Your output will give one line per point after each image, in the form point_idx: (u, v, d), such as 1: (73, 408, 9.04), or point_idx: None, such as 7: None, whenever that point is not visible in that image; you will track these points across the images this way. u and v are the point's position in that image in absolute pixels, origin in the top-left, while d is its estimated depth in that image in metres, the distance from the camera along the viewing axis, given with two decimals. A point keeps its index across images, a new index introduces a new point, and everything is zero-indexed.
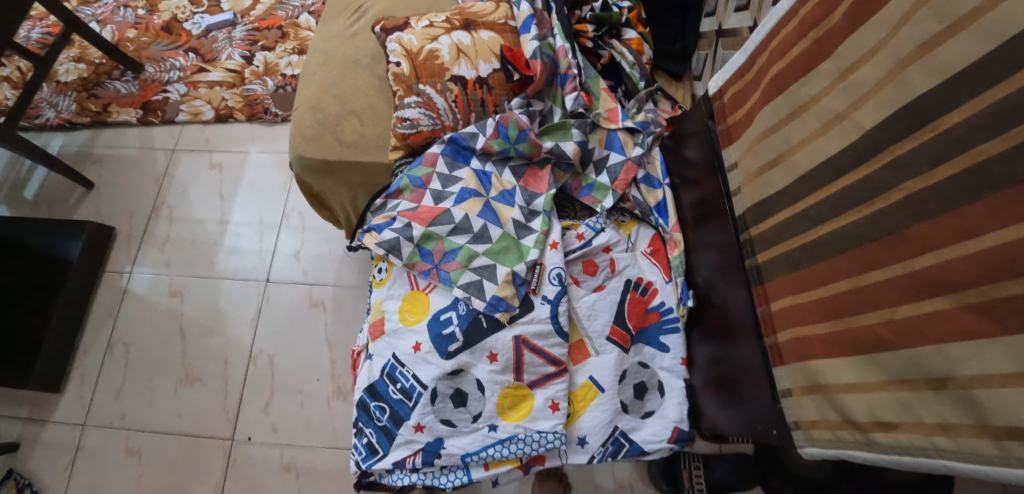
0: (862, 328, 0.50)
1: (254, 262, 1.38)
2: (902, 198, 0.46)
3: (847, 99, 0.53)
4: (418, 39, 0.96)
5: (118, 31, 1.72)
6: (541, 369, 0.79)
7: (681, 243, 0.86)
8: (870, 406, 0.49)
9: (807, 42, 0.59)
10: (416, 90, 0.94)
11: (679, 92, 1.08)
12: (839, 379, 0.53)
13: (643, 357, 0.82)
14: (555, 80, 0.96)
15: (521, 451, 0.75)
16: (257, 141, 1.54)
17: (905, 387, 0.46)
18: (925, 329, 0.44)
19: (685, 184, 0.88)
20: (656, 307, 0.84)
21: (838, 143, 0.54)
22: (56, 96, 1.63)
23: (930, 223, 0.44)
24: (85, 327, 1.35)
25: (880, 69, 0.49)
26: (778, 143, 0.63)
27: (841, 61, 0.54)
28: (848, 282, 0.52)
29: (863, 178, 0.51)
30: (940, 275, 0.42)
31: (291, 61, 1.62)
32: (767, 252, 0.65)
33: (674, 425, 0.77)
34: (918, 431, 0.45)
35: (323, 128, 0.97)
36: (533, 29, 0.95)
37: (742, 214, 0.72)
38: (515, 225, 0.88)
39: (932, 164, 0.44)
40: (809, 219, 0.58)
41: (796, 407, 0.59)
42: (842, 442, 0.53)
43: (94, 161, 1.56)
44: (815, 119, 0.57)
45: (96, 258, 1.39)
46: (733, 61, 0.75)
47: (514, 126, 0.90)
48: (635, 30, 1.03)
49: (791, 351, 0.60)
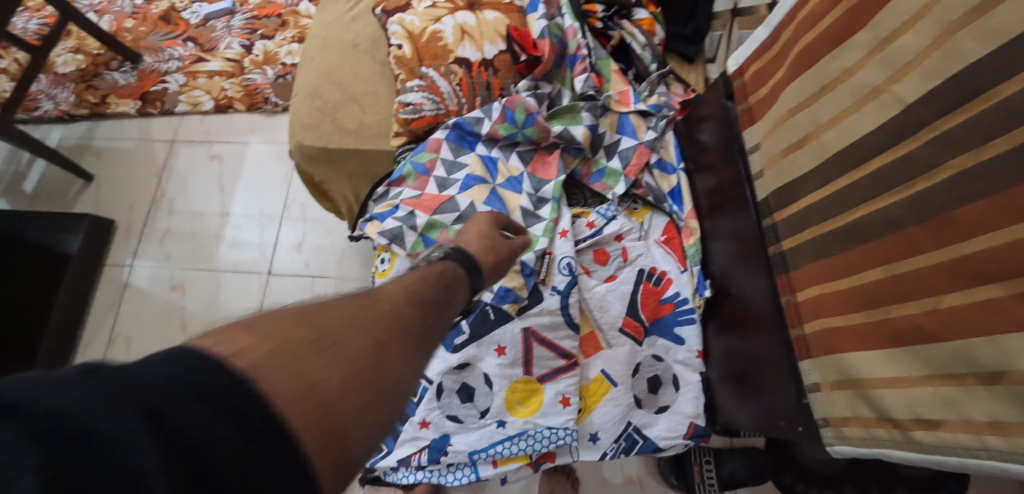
0: (902, 318, 0.46)
1: (255, 254, 1.35)
2: (950, 176, 0.42)
3: (885, 71, 0.49)
4: (421, 20, 0.92)
5: (115, 20, 1.68)
6: (551, 362, 0.76)
7: (697, 231, 0.83)
8: (909, 403, 0.46)
9: (839, 12, 0.55)
10: (419, 73, 0.90)
11: (692, 75, 1.02)
12: (875, 374, 0.49)
13: (657, 351, 0.79)
14: (564, 62, 0.92)
15: (531, 448, 0.72)
16: (257, 131, 1.51)
17: (952, 382, 0.42)
18: (975, 320, 0.40)
19: (699, 170, 0.85)
20: (671, 297, 0.80)
21: (874, 120, 0.50)
22: (54, 88, 1.59)
23: (983, 204, 0.40)
24: (86, 321, 1.33)
25: (925, 37, 0.45)
26: (806, 122, 0.59)
27: (878, 31, 0.50)
28: (885, 269, 0.48)
29: (903, 155, 0.47)
30: (995, 261, 0.39)
31: (291, 50, 1.58)
32: (793, 238, 0.61)
33: (688, 420, 0.75)
34: (965, 429, 0.42)
35: (323, 115, 0.93)
36: (540, 8, 0.92)
37: (764, 199, 0.68)
38: (523, 213, 0.85)
39: (984, 139, 0.40)
40: (841, 202, 0.54)
41: (825, 403, 0.56)
42: (878, 441, 0.50)
43: (92, 153, 1.53)
44: (849, 94, 0.53)
45: (96, 251, 1.37)
46: (755, 36, 0.71)
47: (520, 110, 0.86)
48: (646, 10, 1.00)
49: (819, 344, 0.56)
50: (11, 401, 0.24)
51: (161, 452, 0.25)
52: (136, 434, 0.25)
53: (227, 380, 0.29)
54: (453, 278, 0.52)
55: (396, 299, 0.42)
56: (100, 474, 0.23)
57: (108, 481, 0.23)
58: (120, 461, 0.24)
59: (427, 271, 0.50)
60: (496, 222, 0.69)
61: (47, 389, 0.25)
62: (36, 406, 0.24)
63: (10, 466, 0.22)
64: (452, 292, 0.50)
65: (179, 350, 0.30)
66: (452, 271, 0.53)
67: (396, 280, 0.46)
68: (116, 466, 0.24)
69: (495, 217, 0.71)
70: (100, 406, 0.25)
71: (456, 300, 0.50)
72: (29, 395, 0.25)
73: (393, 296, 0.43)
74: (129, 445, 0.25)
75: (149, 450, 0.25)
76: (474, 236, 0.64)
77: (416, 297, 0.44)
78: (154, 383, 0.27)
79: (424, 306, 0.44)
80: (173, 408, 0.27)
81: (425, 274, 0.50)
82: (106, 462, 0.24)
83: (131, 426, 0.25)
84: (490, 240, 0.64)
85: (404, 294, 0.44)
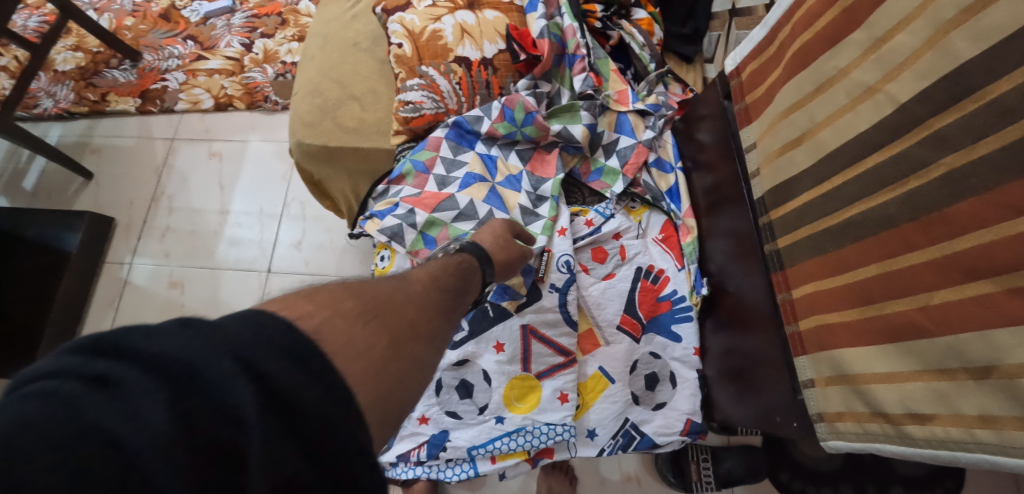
0: (896, 315, 0.47)
1: (255, 252, 1.36)
2: (943, 174, 0.43)
3: (879, 71, 0.50)
4: (421, 19, 0.92)
5: (115, 18, 1.68)
6: (549, 359, 0.76)
7: (695, 229, 0.84)
8: (902, 397, 0.47)
9: (834, 12, 0.55)
10: (419, 72, 0.90)
11: (691, 76, 1.03)
12: (868, 369, 0.50)
13: (654, 348, 0.80)
14: (563, 61, 0.92)
15: (529, 444, 0.72)
16: (257, 130, 1.51)
17: (943, 377, 0.43)
18: (966, 316, 0.41)
19: (697, 169, 0.85)
20: (668, 295, 0.82)
21: (869, 119, 0.51)
22: (54, 86, 1.60)
23: (974, 201, 0.41)
24: (86, 317, 1.33)
25: (919, 37, 0.45)
26: (802, 121, 0.60)
27: (873, 30, 0.51)
28: (879, 266, 0.49)
29: (898, 153, 0.48)
30: (987, 257, 0.39)
31: (292, 48, 1.59)
32: (788, 236, 0.62)
33: (686, 417, 0.76)
34: (957, 424, 0.42)
35: (323, 113, 0.93)
36: (540, 7, 0.92)
37: (761, 198, 0.68)
38: (522, 212, 0.85)
39: (975, 137, 0.40)
40: (836, 200, 0.55)
41: (819, 398, 0.56)
42: (871, 436, 0.51)
43: (92, 150, 1.54)
44: (845, 93, 0.54)
45: (95, 249, 1.37)
46: (752, 36, 0.72)
47: (520, 108, 0.86)
48: (645, 11, 1.00)
49: (814, 341, 0.57)
50: (137, 348, 0.28)
51: (254, 394, 0.28)
52: (232, 379, 0.28)
53: (298, 345, 0.32)
54: (470, 269, 0.58)
55: (424, 283, 0.49)
56: (209, 410, 0.27)
57: (217, 417, 0.27)
58: (223, 400, 0.28)
59: (446, 260, 0.57)
60: (510, 228, 0.73)
61: (161, 338, 0.29)
62: (154, 353, 0.28)
63: (145, 398, 0.26)
64: (468, 283, 0.56)
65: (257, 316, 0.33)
66: (468, 261, 0.59)
67: (423, 265, 0.54)
68: (221, 404, 0.27)
69: (510, 224, 0.74)
70: (202, 352, 0.29)
71: (471, 290, 0.56)
72: (148, 343, 0.29)
73: (422, 279, 0.50)
74: (229, 387, 0.28)
75: (244, 391, 0.28)
76: (487, 236, 0.69)
77: (440, 283, 0.51)
78: (245, 336, 0.31)
79: (446, 292, 0.51)
80: (261, 360, 0.30)
81: (447, 263, 0.56)
82: (211, 399, 0.27)
83: (226, 372, 0.28)
84: (503, 242, 0.68)
85: (430, 278, 0.51)
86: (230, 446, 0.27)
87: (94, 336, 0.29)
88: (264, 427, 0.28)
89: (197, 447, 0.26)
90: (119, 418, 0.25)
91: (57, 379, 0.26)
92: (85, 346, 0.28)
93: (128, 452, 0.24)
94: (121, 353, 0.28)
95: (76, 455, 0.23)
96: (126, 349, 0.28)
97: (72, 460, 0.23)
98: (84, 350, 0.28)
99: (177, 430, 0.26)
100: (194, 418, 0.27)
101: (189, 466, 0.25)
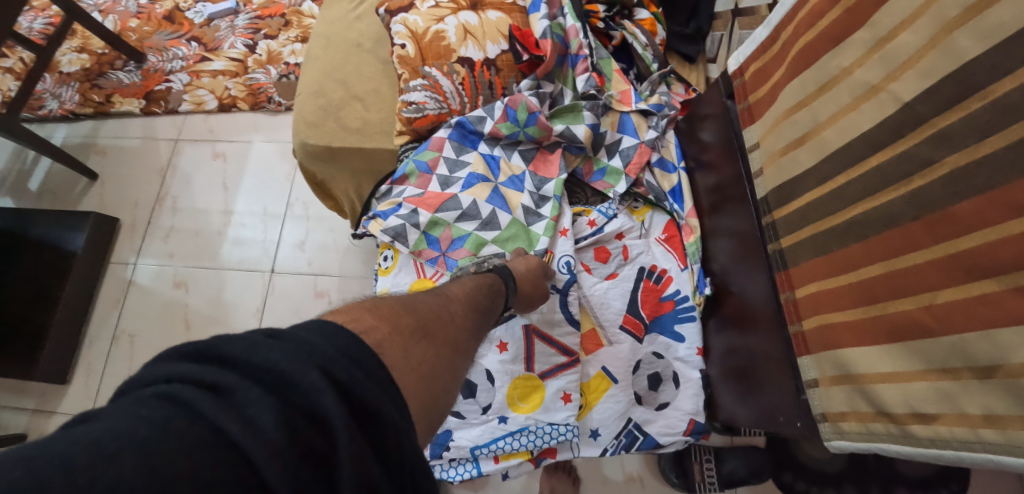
0: (899, 314, 0.47)
1: (259, 252, 1.36)
2: (947, 172, 0.43)
3: (883, 70, 0.50)
4: (424, 20, 0.92)
5: (120, 20, 1.69)
6: (553, 359, 0.77)
7: (697, 229, 0.84)
8: (905, 397, 0.47)
9: (837, 12, 0.55)
10: (422, 73, 0.90)
11: (693, 75, 1.03)
12: (871, 369, 0.50)
13: (657, 348, 0.79)
14: (565, 61, 0.93)
15: (532, 444, 0.73)
16: (261, 130, 1.52)
17: (948, 376, 0.43)
18: (972, 315, 0.41)
19: (700, 169, 0.85)
20: (671, 295, 0.81)
21: (872, 118, 0.51)
22: (59, 87, 1.61)
23: (978, 199, 0.40)
24: (91, 317, 1.34)
25: (922, 36, 0.45)
26: (805, 121, 0.60)
27: (876, 30, 0.51)
28: (882, 266, 0.49)
29: (901, 152, 0.48)
30: (989, 256, 0.39)
31: (295, 50, 1.59)
32: (792, 235, 0.62)
33: (688, 417, 0.76)
34: (962, 423, 0.42)
35: (326, 114, 0.94)
36: (542, 8, 0.92)
37: (764, 197, 0.68)
38: (525, 212, 0.85)
39: (980, 136, 0.40)
40: (839, 200, 0.55)
41: (823, 398, 0.57)
42: (875, 435, 0.51)
43: (96, 151, 1.55)
44: (848, 92, 0.54)
45: (100, 248, 1.37)
46: (755, 36, 0.72)
47: (523, 109, 0.86)
48: (647, 10, 1.00)
49: (817, 339, 0.57)
50: (238, 356, 0.31)
51: (339, 403, 0.30)
52: (318, 390, 0.30)
53: (365, 354, 0.35)
54: (495, 292, 0.63)
55: (463, 299, 0.56)
56: (305, 418, 0.29)
57: (309, 424, 0.29)
58: (313, 409, 0.30)
59: (478, 280, 0.62)
60: (544, 269, 0.75)
61: (255, 350, 0.31)
62: (254, 363, 0.30)
63: (255, 405, 0.28)
64: (489, 308, 0.60)
65: (317, 325, 0.36)
66: (495, 281, 0.64)
67: (457, 283, 0.60)
68: (312, 413, 0.30)
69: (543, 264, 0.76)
70: (292, 362, 0.31)
71: (497, 310, 0.62)
72: (246, 352, 0.31)
73: (464, 294, 0.57)
74: (319, 399, 0.30)
75: (331, 404, 0.30)
76: (521, 261, 0.73)
77: (479, 300, 0.59)
78: (324, 349, 0.33)
79: (481, 313, 0.57)
80: (338, 371, 0.32)
81: (479, 280, 0.62)
82: (303, 408, 0.30)
83: (314, 383, 0.30)
84: (533, 272, 0.72)
85: (467, 293, 0.58)
86: (321, 452, 0.29)
87: (199, 346, 0.32)
88: (349, 435, 0.30)
89: (299, 450, 0.28)
90: (233, 421, 0.27)
91: (174, 385, 0.29)
92: (191, 355, 0.31)
93: (244, 454, 0.27)
94: (223, 361, 0.31)
95: (202, 456, 0.25)
96: (228, 358, 0.31)
97: (199, 460, 0.25)
98: (193, 359, 0.31)
99: (284, 434, 0.28)
100: (295, 424, 0.29)
101: (293, 468, 0.27)
